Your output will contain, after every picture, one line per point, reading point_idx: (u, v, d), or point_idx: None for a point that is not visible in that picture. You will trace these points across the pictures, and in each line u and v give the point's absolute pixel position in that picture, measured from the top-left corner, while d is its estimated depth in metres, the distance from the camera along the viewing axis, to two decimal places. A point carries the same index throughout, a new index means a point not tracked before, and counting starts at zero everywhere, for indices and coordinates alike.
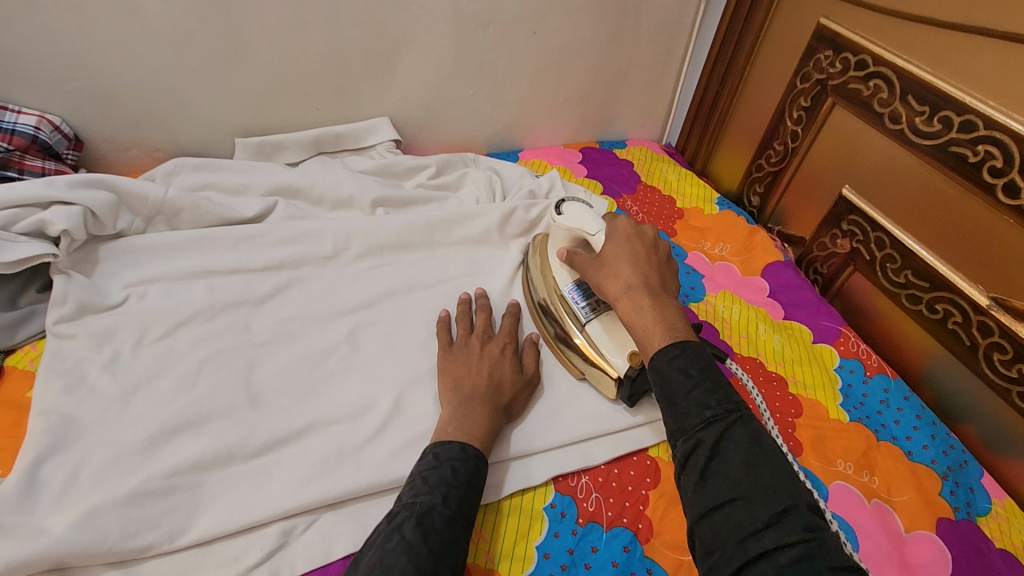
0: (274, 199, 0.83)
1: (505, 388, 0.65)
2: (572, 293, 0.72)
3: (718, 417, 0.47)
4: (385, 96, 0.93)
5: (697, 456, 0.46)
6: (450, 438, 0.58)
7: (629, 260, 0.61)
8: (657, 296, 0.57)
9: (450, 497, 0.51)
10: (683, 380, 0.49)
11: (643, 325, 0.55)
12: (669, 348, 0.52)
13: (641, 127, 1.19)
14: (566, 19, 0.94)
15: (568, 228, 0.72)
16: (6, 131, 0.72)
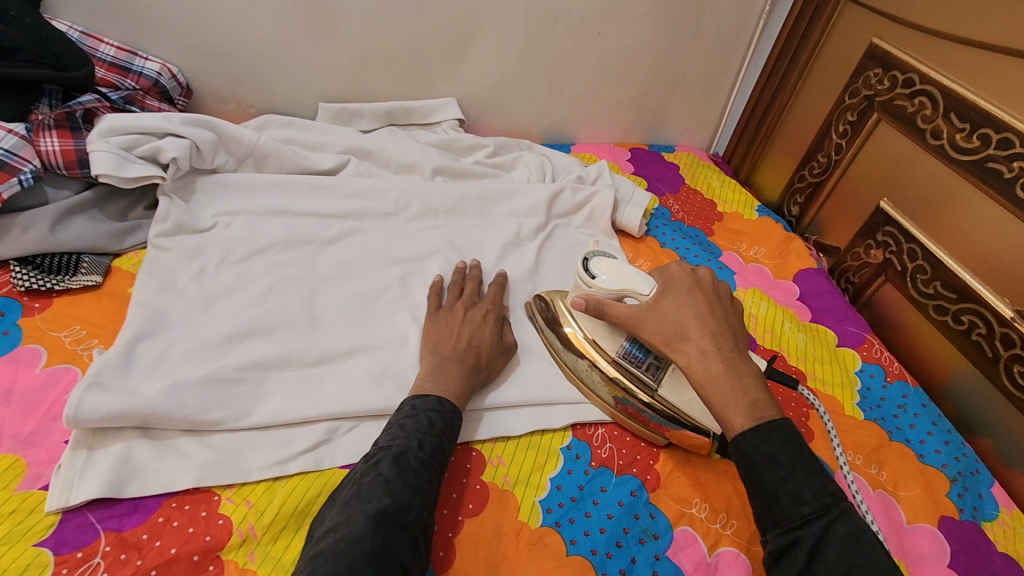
0: (347, 157, 0.92)
1: (482, 353, 0.67)
2: (627, 357, 0.67)
3: (817, 510, 0.47)
4: (456, 78, 1.01)
5: (799, 556, 0.46)
6: (428, 393, 0.61)
7: (695, 320, 0.57)
8: (730, 361, 0.54)
9: (426, 443, 0.55)
10: (771, 470, 0.49)
11: (722, 400, 0.53)
12: (755, 434, 0.50)
13: (690, 134, 1.24)
14: (630, 23, 1.01)
15: (608, 288, 0.67)
16: (135, 73, 0.83)
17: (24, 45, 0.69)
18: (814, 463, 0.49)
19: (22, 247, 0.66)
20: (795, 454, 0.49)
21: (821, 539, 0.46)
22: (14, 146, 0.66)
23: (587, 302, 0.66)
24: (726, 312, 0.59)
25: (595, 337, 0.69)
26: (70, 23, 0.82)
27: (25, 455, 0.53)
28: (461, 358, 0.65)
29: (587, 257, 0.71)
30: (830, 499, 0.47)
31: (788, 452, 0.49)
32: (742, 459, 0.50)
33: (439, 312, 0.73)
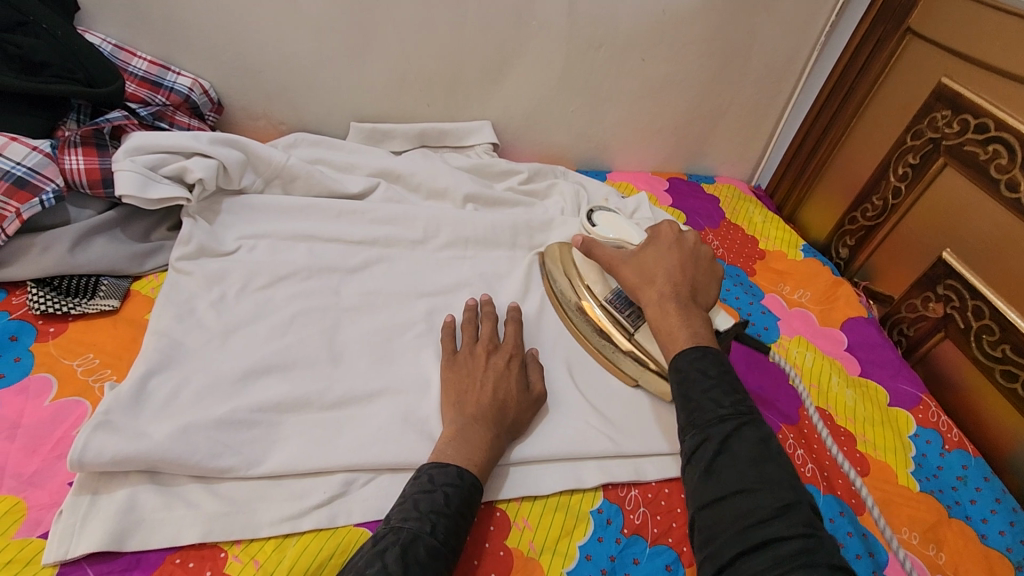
0: (377, 180, 0.89)
1: (509, 408, 0.62)
2: (612, 301, 0.76)
3: (730, 414, 0.52)
4: (492, 101, 0.98)
5: (710, 449, 0.51)
6: (449, 461, 0.56)
7: (664, 270, 0.67)
8: (683, 305, 0.64)
9: (438, 528, 0.50)
10: (699, 381, 0.55)
11: (668, 329, 0.62)
12: (694, 354, 0.58)
13: (731, 164, 1.19)
14: (676, 50, 0.97)
15: (605, 237, 0.83)
16: (166, 88, 0.81)
17: (53, 59, 0.67)
18: (738, 385, 0.55)
19: (41, 269, 0.63)
20: (723, 372, 0.56)
21: (731, 435, 0.51)
22: (37, 164, 0.64)
23: (581, 239, 0.76)
24: (696, 267, 0.69)
25: (590, 282, 0.78)
26: (104, 34, 0.80)
27: (27, 497, 0.50)
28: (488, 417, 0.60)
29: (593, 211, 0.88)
30: (744, 411, 0.53)
31: (730, 399, 0.54)
32: (679, 375, 0.57)
33: (455, 357, 0.67)
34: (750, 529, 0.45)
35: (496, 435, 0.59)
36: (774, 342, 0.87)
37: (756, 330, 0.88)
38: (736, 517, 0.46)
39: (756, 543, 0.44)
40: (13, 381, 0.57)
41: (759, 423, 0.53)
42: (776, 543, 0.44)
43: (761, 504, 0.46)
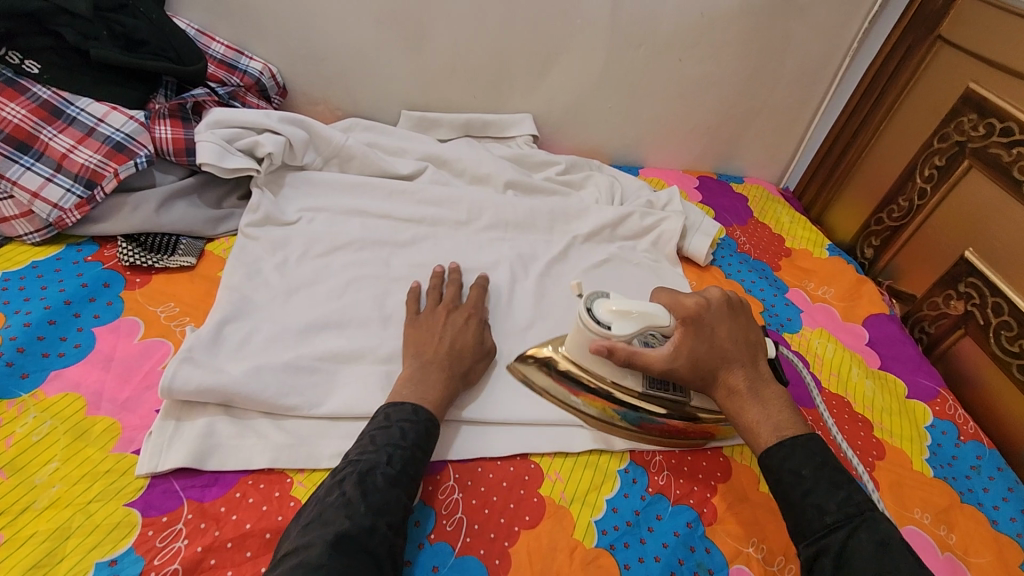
0: (425, 164, 0.95)
1: (465, 357, 0.66)
2: (651, 387, 0.66)
3: (838, 521, 0.50)
4: (535, 95, 1.03)
5: (826, 564, 0.49)
6: (403, 401, 0.59)
7: (720, 356, 0.61)
8: (754, 386, 0.60)
9: (395, 457, 0.53)
10: (797, 483, 0.54)
11: (748, 421, 0.59)
12: (778, 450, 0.55)
13: (760, 166, 1.23)
14: (712, 52, 1.01)
15: (629, 335, 0.62)
16: (241, 71, 0.89)
17: (150, 37, 0.73)
18: (839, 478, 0.53)
19: (131, 226, 0.71)
20: (818, 468, 0.54)
21: (846, 546, 0.49)
22: (133, 132, 0.71)
23: (610, 349, 0.62)
24: (743, 328, 0.63)
25: (613, 377, 0.66)
26: (189, 21, 0.88)
27: (121, 419, 0.57)
28: (453, 372, 0.63)
29: (587, 302, 0.64)
30: (855, 512, 0.51)
31: (835, 502, 0.52)
32: (770, 476, 0.55)
33: (418, 317, 0.70)
34: None
35: (449, 378, 0.63)
36: (796, 332, 0.91)
37: (779, 321, 0.91)
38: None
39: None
40: (106, 322, 0.64)
41: (874, 522, 0.50)
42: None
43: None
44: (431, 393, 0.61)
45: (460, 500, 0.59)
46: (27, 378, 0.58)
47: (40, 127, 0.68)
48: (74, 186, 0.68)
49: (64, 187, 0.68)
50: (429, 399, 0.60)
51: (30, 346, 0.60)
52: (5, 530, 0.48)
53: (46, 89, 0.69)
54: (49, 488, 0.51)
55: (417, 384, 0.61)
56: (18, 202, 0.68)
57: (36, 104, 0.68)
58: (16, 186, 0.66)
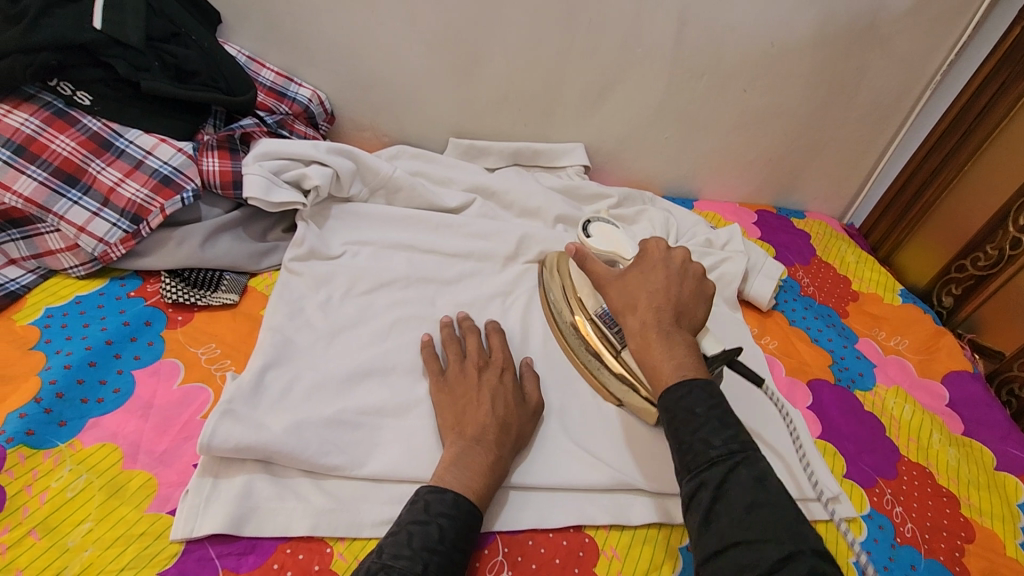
0: (473, 196, 0.91)
1: (512, 427, 0.60)
2: (602, 317, 0.71)
3: (722, 456, 0.50)
4: (587, 125, 0.99)
5: (704, 497, 0.48)
6: (445, 487, 0.53)
7: (647, 295, 0.63)
8: (666, 331, 0.60)
9: (429, 567, 0.48)
10: (688, 420, 0.53)
11: (653, 361, 0.58)
12: (676, 390, 0.55)
13: (823, 200, 1.15)
14: (779, 83, 0.95)
15: (599, 247, 0.80)
16: (290, 98, 0.87)
17: (202, 67, 0.72)
18: (728, 418, 0.52)
19: (176, 261, 0.68)
20: (711, 408, 0.53)
21: (725, 480, 0.48)
22: (181, 165, 0.69)
23: (573, 251, 0.69)
24: (683, 288, 0.64)
25: (581, 294, 0.74)
26: (239, 46, 0.86)
27: (158, 474, 0.54)
28: (501, 445, 0.58)
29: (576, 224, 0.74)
30: (738, 449, 0.50)
31: (721, 438, 0.51)
32: (666, 414, 0.54)
33: (445, 375, 0.65)
34: None
35: (497, 456, 0.57)
36: (869, 390, 0.83)
37: (850, 376, 0.84)
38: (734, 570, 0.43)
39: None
40: (146, 364, 0.62)
41: (754, 461, 0.50)
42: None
43: (761, 555, 0.43)
44: (483, 473, 0.55)
45: None
46: (65, 427, 0.55)
47: (90, 160, 0.66)
48: (121, 220, 0.66)
49: (111, 222, 0.66)
50: (479, 468, 0.55)
51: (70, 390, 0.58)
52: None
53: (97, 120, 0.67)
54: (81, 552, 0.48)
55: (466, 454, 0.56)
56: (64, 236, 0.66)
57: (86, 136, 0.66)
58: (62, 221, 0.65)
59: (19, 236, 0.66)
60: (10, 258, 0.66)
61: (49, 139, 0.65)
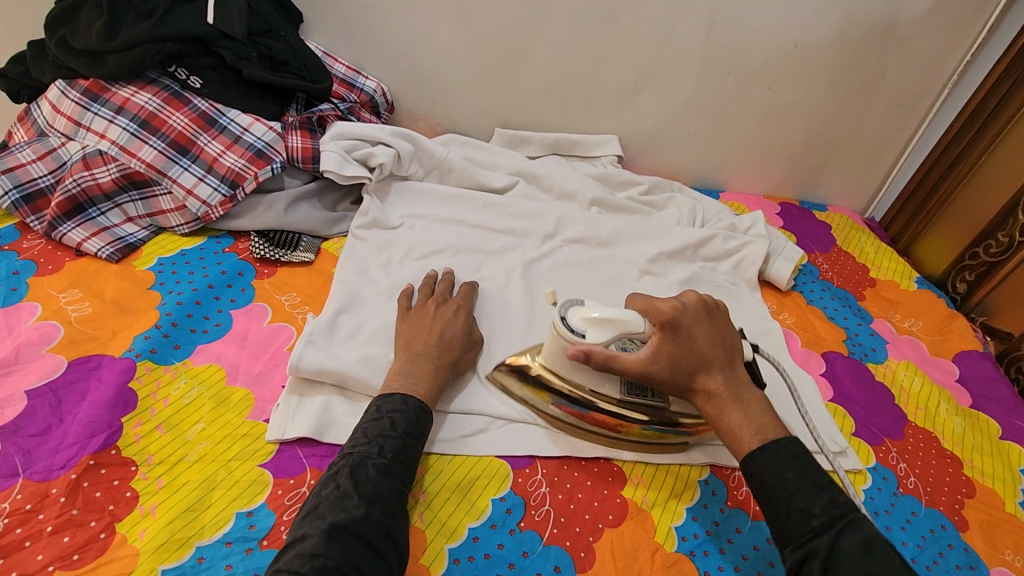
0: (516, 179, 1.01)
1: (455, 346, 0.68)
2: (629, 396, 0.65)
3: (825, 523, 0.49)
4: (622, 118, 1.07)
5: (813, 570, 0.48)
6: (393, 391, 0.61)
7: (699, 364, 0.59)
8: (734, 390, 0.59)
9: (385, 447, 0.55)
10: (780, 488, 0.52)
11: (731, 425, 0.57)
12: (760, 454, 0.54)
13: (844, 195, 1.22)
14: (802, 81, 1.03)
15: (602, 342, 0.61)
16: (358, 89, 0.99)
17: (291, 59, 0.84)
18: (822, 479, 0.52)
19: (264, 223, 0.80)
20: (802, 470, 0.53)
21: (832, 551, 0.48)
22: (271, 140, 0.81)
23: (587, 355, 0.60)
24: (721, 338, 0.62)
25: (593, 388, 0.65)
26: (317, 43, 0.98)
27: (254, 390, 0.65)
28: (445, 361, 0.66)
29: (562, 313, 0.64)
30: (839, 513, 0.50)
31: (819, 504, 0.50)
32: (753, 480, 0.54)
33: (408, 311, 0.72)
34: None
35: (436, 366, 0.65)
36: (881, 363, 0.89)
37: (863, 350, 0.90)
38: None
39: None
40: (240, 305, 0.73)
41: (858, 523, 0.49)
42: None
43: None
44: (426, 378, 0.63)
45: (548, 494, 0.63)
46: (179, 348, 0.66)
47: (199, 134, 0.78)
48: (220, 185, 0.78)
49: (212, 186, 0.77)
50: None
51: (182, 321, 0.69)
52: (164, 477, 0.55)
53: (204, 101, 0.79)
54: (197, 445, 0.59)
55: (413, 365, 0.64)
56: (174, 198, 0.78)
57: (196, 114, 0.78)
58: (175, 183, 0.77)
59: (137, 196, 0.78)
60: (129, 216, 0.78)
61: (167, 115, 0.77)
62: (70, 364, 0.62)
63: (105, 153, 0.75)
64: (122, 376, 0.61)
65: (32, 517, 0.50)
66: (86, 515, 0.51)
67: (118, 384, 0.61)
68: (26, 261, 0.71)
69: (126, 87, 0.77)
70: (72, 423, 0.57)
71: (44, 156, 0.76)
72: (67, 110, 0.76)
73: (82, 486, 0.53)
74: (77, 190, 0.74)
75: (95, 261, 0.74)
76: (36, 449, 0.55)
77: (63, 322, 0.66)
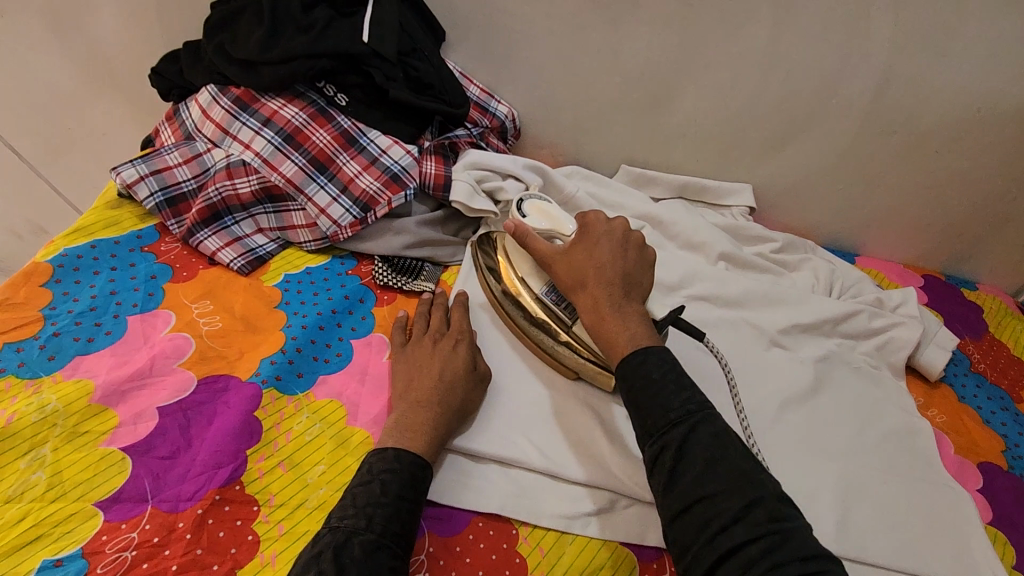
0: (642, 224, 0.95)
1: (457, 388, 0.62)
2: (548, 296, 0.70)
3: (680, 417, 0.53)
4: (761, 169, 0.99)
5: (668, 459, 0.51)
6: (386, 446, 0.56)
7: (594, 270, 0.65)
8: (619, 304, 0.63)
9: (375, 518, 0.49)
10: (645, 385, 0.55)
11: (607, 332, 0.62)
12: (633, 358, 0.58)
13: (998, 275, 1.09)
14: (977, 149, 0.91)
15: (538, 226, 0.73)
16: (490, 113, 0.96)
17: (435, 82, 0.82)
18: (684, 380, 0.56)
19: (391, 248, 0.78)
20: (666, 372, 0.56)
21: (686, 441, 0.51)
22: (407, 165, 0.78)
23: (516, 227, 0.71)
24: (626, 258, 0.67)
25: (523, 274, 0.73)
26: (454, 63, 0.96)
27: (373, 434, 0.61)
28: (444, 407, 0.60)
29: (522, 197, 0.77)
30: (694, 409, 0.53)
31: (678, 400, 0.54)
32: (624, 381, 0.57)
33: (405, 347, 0.67)
34: (716, 539, 0.46)
35: (437, 415, 0.59)
36: None
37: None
38: (701, 525, 0.48)
39: (723, 549, 0.46)
40: (361, 335, 0.70)
41: (711, 417, 0.53)
42: (743, 547, 0.45)
43: (724, 506, 0.47)
44: (423, 431, 0.57)
45: None
46: (302, 377, 0.64)
47: (338, 153, 0.76)
48: (352, 207, 0.76)
49: (345, 207, 0.76)
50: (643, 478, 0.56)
51: (306, 347, 0.67)
52: (284, 523, 0.53)
53: (347, 119, 0.78)
54: (317, 490, 0.56)
55: (410, 418, 0.58)
56: (307, 214, 0.77)
57: (338, 132, 0.77)
58: (310, 201, 0.75)
59: (271, 208, 0.77)
60: (260, 227, 0.77)
61: (311, 131, 0.76)
62: (199, 382, 0.61)
63: (248, 164, 0.75)
64: (249, 404, 0.60)
65: (158, 552, 0.49)
66: (209, 557, 0.50)
67: (245, 412, 0.59)
68: (163, 265, 0.72)
69: (274, 99, 0.77)
70: (200, 450, 0.56)
71: (190, 160, 0.76)
72: (216, 116, 0.77)
73: (207, 523, 0.51)
74: (218, 199, 0.74)
75: (227, 272, 0.73)
76: (165, 474, 0.54)
77: (195, 335, 0.65)
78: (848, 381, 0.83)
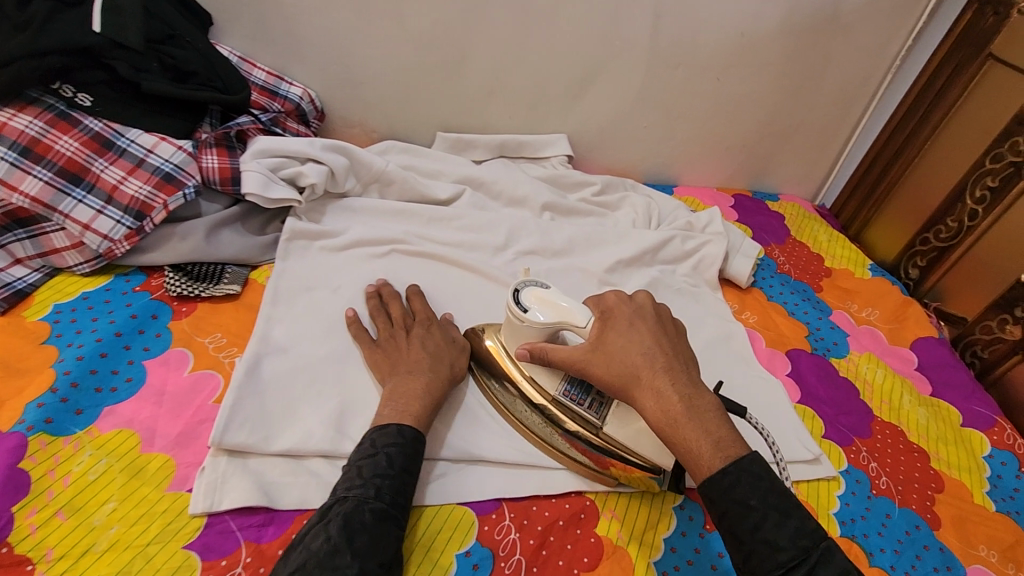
0: (463, 187, 0.94)
1: (445, 356, 0.66)
2: (566, 394, 0.63)
3: (795, 559, 0.45)
4: (571, 117, 1.02)
5: None
6: (387, 421, 0.57)
7: (642, 357, 0.53)
8: (688, 397, 0.51)
9: (383, 489, 0.51)
10: (742, 515, 0.46)
11: (686, 442, 0.49)
12: (722, 478, 0.47)
13: (796, 184, 1.21)
14: (751, 71, 1.00)
15: (540, 324, 0.61)
16: (282, 97, 0.90)
17: (199, 68, 0.75)
18: (789, 507, 0.46)
19: (180, 255, 0.71)
20: (766, 496, 0.46)
21: None
22: (182, 162, 0.72)
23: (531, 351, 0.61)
24: (667, 333, 0.57)
25: (532, 373, 0.64)
26: (231, 47, 0.89)
27: (175, 455, 0.56)
28: (436, 372, 0.63)
29: (518, 286, 0.63)
30: (811, 544, 0.45)
31: (788, 536, 0.45)
32: (714, 507, 0.47)
33: (375, 343, 0.68)
34: None
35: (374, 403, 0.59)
36: (844, 357, 0.88)
37: (825, 345, 0.89)
38: None
39: None
40: (155, 354, 0.64)
41: (830, 553, 0.45)
42: None
43: None
44: (414, 391, 0.60)
45: (518, 541, 0.58)
46: (82, 414, 0.57)
47: (93, 159, 0.68)
48: (124, 217, 0.69)
49: (115, 219, 0.68)
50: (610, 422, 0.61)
51: (84, 380, 0.60)
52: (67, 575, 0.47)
53: (98, 121, 0.70)
54: (107, 530, 0.50)
55: (403, 386, 0.61)
56: (69, 234, 0.68)
57: (88, 137, 0.69)
58: (68, 219, 0.67)
59: (25, 234, 0.68)
60: (15, 257, 0.67)
61: (53, 140, 0.67)
62: None
63: None
64: (10, 457, 0.52)
65: None
66: None
67: (6, 466, 0.52)
68: None
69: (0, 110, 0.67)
70: None
71: None
72: None
73: None
74: None
75: None
76: None
77: None
78: (671, 302, 0.88)
